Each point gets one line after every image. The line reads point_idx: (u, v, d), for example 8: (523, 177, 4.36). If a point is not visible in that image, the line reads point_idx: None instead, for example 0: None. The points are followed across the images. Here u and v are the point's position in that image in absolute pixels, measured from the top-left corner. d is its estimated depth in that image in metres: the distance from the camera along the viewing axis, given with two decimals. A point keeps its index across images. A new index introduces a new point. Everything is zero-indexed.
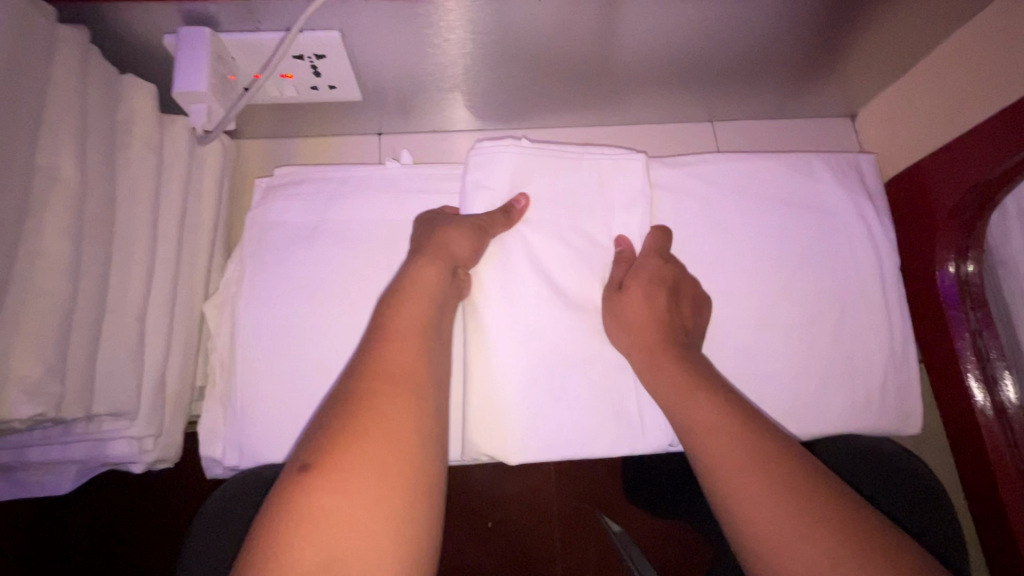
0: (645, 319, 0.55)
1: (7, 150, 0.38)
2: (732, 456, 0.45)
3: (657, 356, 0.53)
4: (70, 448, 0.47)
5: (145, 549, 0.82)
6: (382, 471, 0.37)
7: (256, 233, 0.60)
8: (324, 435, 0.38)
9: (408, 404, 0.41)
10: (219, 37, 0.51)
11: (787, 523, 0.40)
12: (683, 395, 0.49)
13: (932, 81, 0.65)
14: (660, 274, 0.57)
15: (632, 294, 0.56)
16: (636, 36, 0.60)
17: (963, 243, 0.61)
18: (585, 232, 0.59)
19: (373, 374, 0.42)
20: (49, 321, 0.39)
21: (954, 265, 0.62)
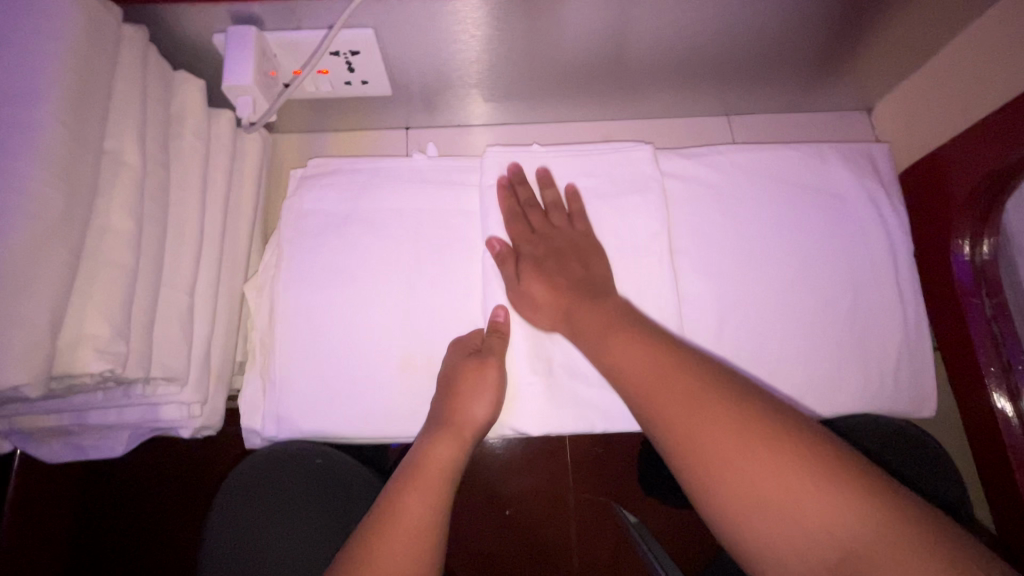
0: (540, 274, 0.57)
1: (83, 135, 0.42)
2: (660, 387, 0.45)
3: (568, 299, 0.55)
4: (127, 411, 0.52)
5: (186, 523, 0.87)
6: (412, 550, 0.44)
7: (292, 218, 0.64)
8: (378, 511, 0.47)
9: (435, 486, 0.49)
10: (264, 36, 0.55)
11: (726, 437, 0.40)
12: (586, 317, 0.54)
13: (947, 74, 0.66)
14: (527, 226, 0.60)
15: (528, 249, 0.59)
16: (654, 31, 0.63)
17: (977, 227, 0.62)
18: (504, 178, 0.63)
19: (417, 460, 0.51)
20: (118, 287, 0.43)
21: (968, 244, 0.63)
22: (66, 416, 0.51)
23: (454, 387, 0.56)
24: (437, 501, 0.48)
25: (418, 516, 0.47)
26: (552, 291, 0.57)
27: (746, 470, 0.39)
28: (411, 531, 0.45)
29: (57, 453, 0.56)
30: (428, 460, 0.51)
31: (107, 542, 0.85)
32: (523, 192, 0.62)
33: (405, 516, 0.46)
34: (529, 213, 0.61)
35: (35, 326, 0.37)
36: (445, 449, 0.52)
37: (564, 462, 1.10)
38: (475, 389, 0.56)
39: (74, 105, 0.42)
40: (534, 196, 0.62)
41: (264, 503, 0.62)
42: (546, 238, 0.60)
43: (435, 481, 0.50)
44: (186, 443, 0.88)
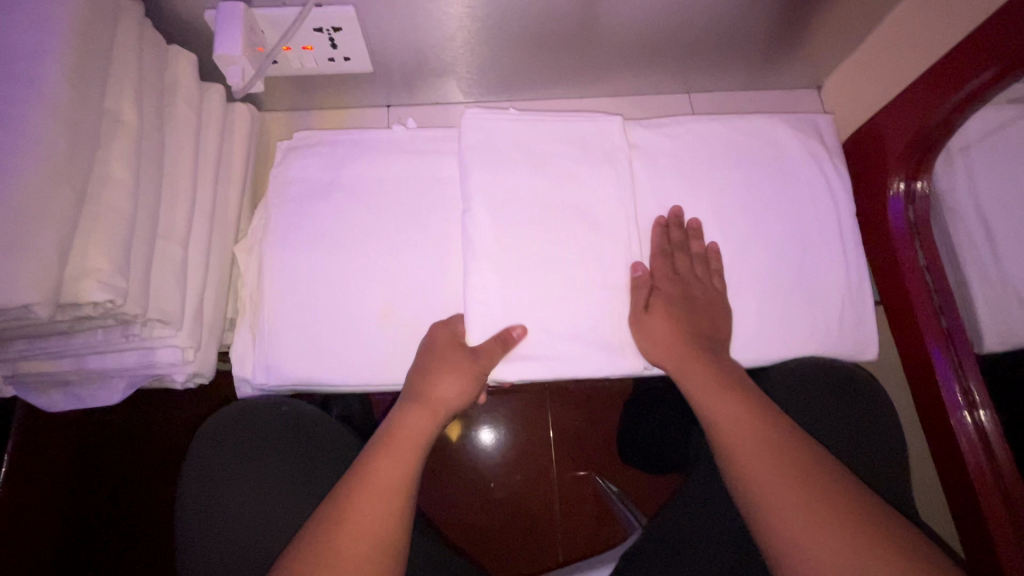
0: (666, 310, 0.63)
1: (86, 93, 0.46)
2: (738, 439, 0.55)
3: (682, 342, 0.62)
4: (125, 356, 0.55)
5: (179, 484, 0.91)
6: (381, 511, 0.50)
7: (279, 186, 0.69)
8: (354, 478, 0.53)
9: (405, 454, 0.55)
10: (252, 12, 0.60)
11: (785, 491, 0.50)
12: (699, 378, 0.60)
13: (881, 48, 0.72)
14: (671, 265, 0.66)
15: (664, 286, 0.65)
16: (613, 12, 0.68)
17: (913, 169, 0.68)
18: (661, 217, 0.68)
19: (392, 430, 0.57)
20: (117, 228, 0.47)
21: (903, 183, 0.69)
22: (66, 360, 0.54)
23: (430, 365, 0.61)
24: (407, 468, 0.54)
25: (388, 481, 0.52)
26: (673, 332, 0.62)
27: (794, 521, 0.49)
28: (382, 496, 0.51)
29: (57, 401, 0.60)
30: (400, 432, 0.57)
31: (103, 505, 0.89)
32: (676, 233, 0.68)
33: (376, 479, 0.52)
34: (677, 254, 0.66)
35: (46, 254, 0.41)
36: (417, 421, 0.58)
37: (547, 435, 1.13)
38: (447, 367, 0.60)
39: (77, 63, 0.46)
40: (684, 241, 0.68)
41: (233, 447, 0.66)
42: (686, 279, 0.66)
43: (406, 450, 0.55)
44: (177, 409, 0.91)
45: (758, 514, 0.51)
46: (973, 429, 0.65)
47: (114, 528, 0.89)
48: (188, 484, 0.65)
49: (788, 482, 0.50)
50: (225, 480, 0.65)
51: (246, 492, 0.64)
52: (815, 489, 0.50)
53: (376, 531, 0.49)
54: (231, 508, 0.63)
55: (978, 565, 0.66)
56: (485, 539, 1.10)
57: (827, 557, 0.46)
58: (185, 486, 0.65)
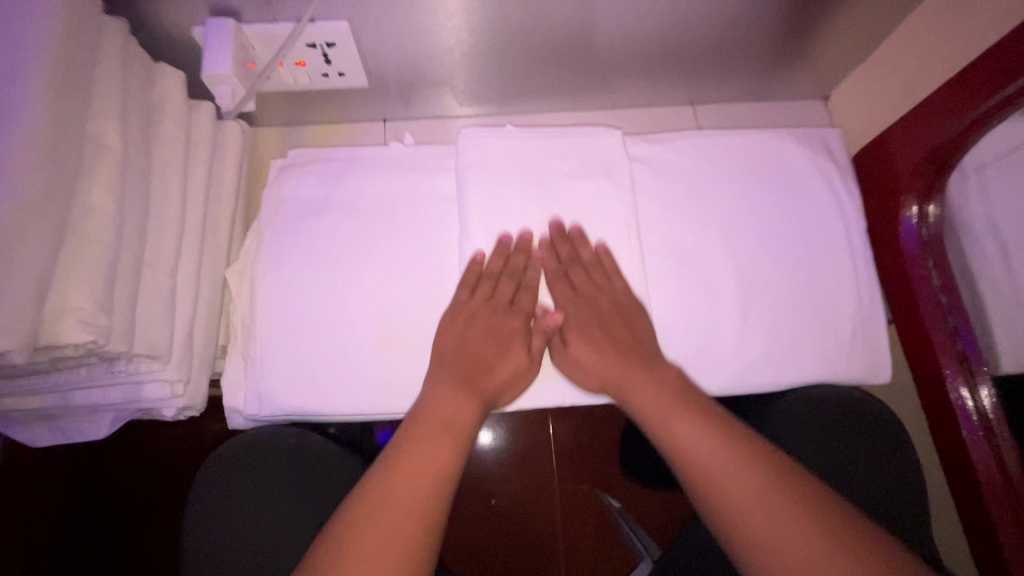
0: (585, 341, 0.61)
1: (65, 118, 0.44)
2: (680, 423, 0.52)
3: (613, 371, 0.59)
4: (111, 391, 0.53)
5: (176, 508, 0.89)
6: (416, 494, 0.46)
7: (272, 205, 0.66)
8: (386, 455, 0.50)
9: (440, 434, 0.51)
10: (242, 28, 0.58)
11: (727, 467, 0.48)
12: (636, 384, 0.57)
13: (890, 63, 0.71)
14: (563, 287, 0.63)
15: (567, 314, 0.63)
16: (616, 23, 0.66)
17: (926, 189, 0.66)
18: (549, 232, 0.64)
19: (424, 405, 0.54)
20: (102, 263, 0.45)
21: (916, 206, 0.67)
22: (50, 395, 0.52)
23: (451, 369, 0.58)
24: (445, 447, 0.50)
25: (422, 463, 0.49)
26: (594, 358, 0.60)
27: (746, 497, 0.46)
28: (417, 478, 0.47)
29: (42, 436, 0.57)
30: (434, 407, 0.54)
31: (99, 531, 0.87)
32: (560, 248, 0.64)
33: (410, 460, 0.49)
34: (564, 272, 0.63)
35: (21, 297, 0.39)
36: (450, 399, 0.54)
37: (548, 449, 1.12)
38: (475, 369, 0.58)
39: (56, 88, 0.43)
40: (577, 253, 0.64)
41: (237, 476, 0.64)
42: (586, 297, 0.63)
43: (440, 428, 0.52)
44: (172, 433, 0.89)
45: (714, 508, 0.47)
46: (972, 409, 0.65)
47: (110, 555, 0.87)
48: (193, 514, 0.63)
49: (740, 463, 0.48)
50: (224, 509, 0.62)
51: (247, 524, 0.61)
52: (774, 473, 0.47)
53: (405, 514, 0.45)
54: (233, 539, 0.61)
55: None
56: (486, 557, 1.08)
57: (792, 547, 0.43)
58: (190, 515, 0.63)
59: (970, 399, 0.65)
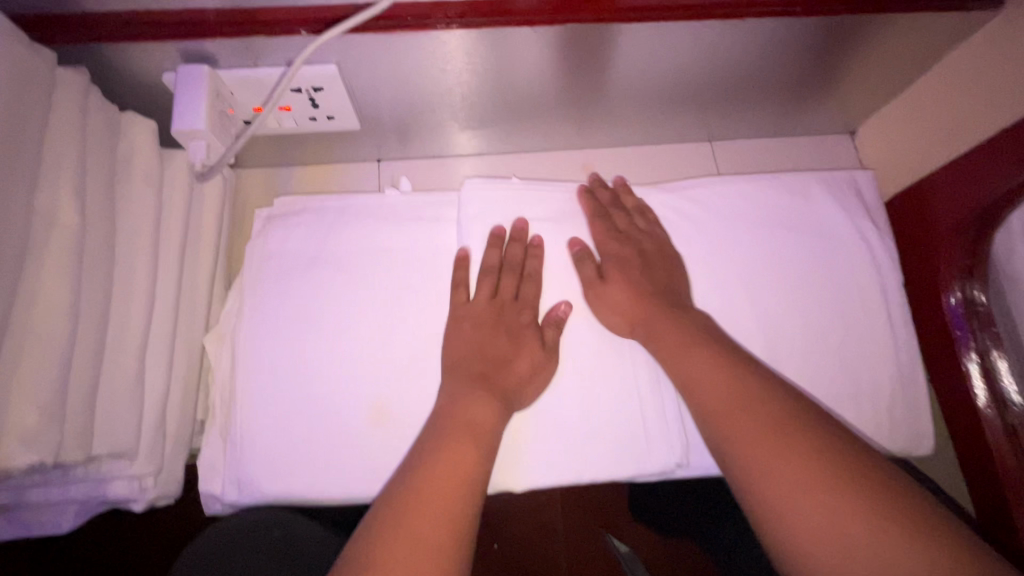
0: (623, 276, 0.55)
1: (8, 196, 0.38)
2: (729, 410, 0.43)
3: (649, 306, 0.53)
4: (71, 489, 0.47)
5: None
6: (445, 509, 0.39)
7: (256, 262, 0.61)
8: (410, 464, 0.43)
9: (467, 439, 0.44)
10: (218, 75, 0.52)
11: (750, 430, 0.41)
12: (666, 330, 0.51)
13: (927, 104, 0.65)
14: (607, 225, 0.60)
15: (609, 250, 0.58)
16: (632, 60, 0.60)
17: (967, 263, 0.60)
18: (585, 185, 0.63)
19: (452, 407, 0.47)
20: (50, 365, 0.39)
21: (959, 294, 0.61)
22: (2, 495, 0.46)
23: (424, 452, 0.43)
24: (473, 456, 0.43)
25: (451, 473, 0.41)
26: (633, 300, 0.54)
27: (772, 460, 0.39)
28: (446, 492, 0.40)
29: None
30: (467, 410, 0.47)
31: None
32: (604, 195, 0.62)
33: (440, 466, 0.41)
34: (614, 213, 0.61)
35: None
36: (479, 398, 0.47)
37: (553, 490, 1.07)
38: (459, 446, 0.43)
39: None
40: (620, 201, 0.62)
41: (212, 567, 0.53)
42: (628, 238, 0.59)
43: (468, 432, 0.45)
44: None
45: (733, 473, 0.40)
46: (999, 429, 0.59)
47: None
48: None
49: (762, 428, 0.41)
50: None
51: None
52: (811, 443, 0.39)
53: (439, 534, 0.37)
54: None
55: None
56: None
57: (817, 526, 0.36)
58: None
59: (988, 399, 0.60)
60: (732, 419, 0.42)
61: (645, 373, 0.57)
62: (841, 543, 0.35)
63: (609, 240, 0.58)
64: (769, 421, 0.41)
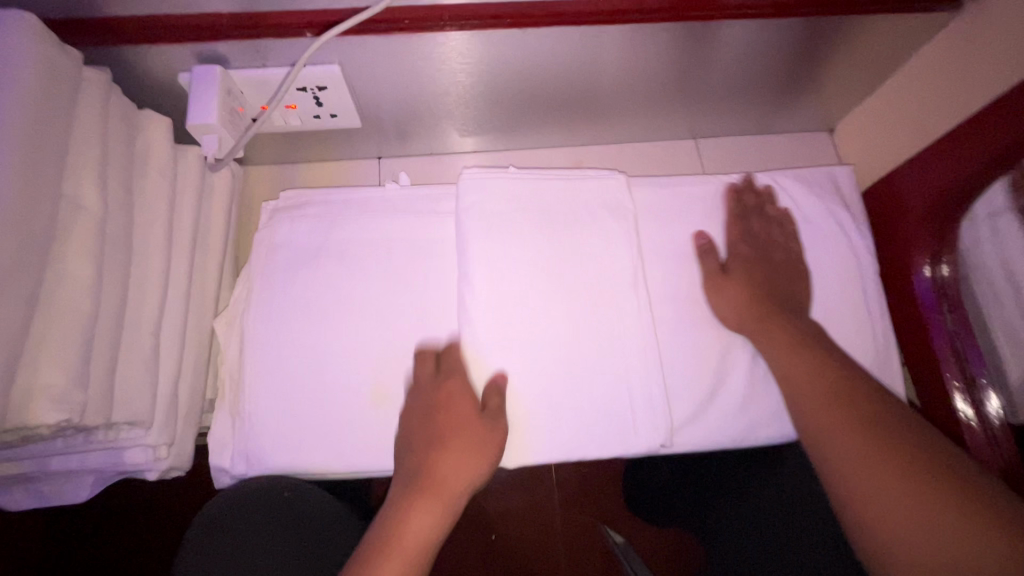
0: (746, 275, 0.61)
1: (39, 180, 0.42)
2: (827, 407, 0.48)
3: (759, 308, 0.58)
4: (90, 457, 0.50)
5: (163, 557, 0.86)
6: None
7: (263, 251, 0.64)
8: (378, 529, 0.47)
9: (436, 507, 0.48)
10: (230, 74, 0.56)
11: (849, 431, 0.45)
12: (771, 331, 0.55)
13: (901, 99, 0.69)
14: (744, 229, 0.65)
15: (739, 250, 0.63)
16: (617, 61, 0.64)
17: (937, 245, 0.63)
18: (733, 186, 0.68)
19: (429, 463, 0.50)
20: (75, 333, 0.42)
21: (929, 266, 0.64)
22: (25, 463, 0.50)
23: (433, 444, 0.51)
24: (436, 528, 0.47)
25: (414, 544, 0.46)
26: (745, 296, 0.59)
27: (872, 457, 0.43)
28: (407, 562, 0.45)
29: (18, 501, 0.55)
30: (443, 472, 0.49)
31: None
32: (750, 198, 0.67)
33: (408, 535, 0.46)
34: (755, 218, 0.66)
35: None
36: (458, 460, 0.50)
37: (548, 480, 1.09)
38: (465, 443, 0.51)
39: (30, 152, 0.41)
40: (761, 205, 0.67)
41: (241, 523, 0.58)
42: (756, 242, 0.64)
43: (443, 495, 0.48)
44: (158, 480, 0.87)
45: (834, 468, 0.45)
46: (972, 410, 0.61)
47: None
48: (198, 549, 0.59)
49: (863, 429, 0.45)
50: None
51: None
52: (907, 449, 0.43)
53: None
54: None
55: None
56: None
57: (913, 521, 0.40)
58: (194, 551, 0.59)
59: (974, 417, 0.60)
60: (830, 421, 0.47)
61: (631, 354, 0.59)
62: (935, 535, 0.39)
63: (741, 241, 0.64)
64: (860, 415, 0.46)
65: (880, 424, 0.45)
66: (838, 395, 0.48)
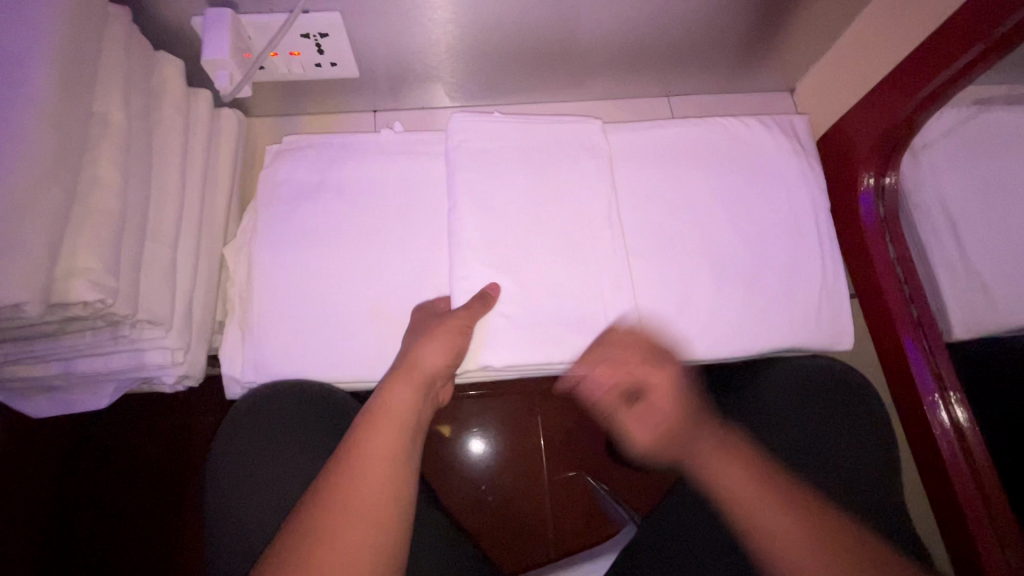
0: (648, 414, 0.59)
1: (75, 94, 0.47)
2: (730, 479, 0.53)
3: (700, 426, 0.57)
4: (113, 358, 0.55)
5: (166, 490, 0.89)
6: (370, 507, 0.45)
7: (267, 187, 0.69)
8: (331, 475, 0.47)
9: (390, 440, 0.50)
10: (240, 19, 0.61)
11: (757, 499, 0.51)
12: (682, 434, 0.57)
13: (849, 53, 0.76)
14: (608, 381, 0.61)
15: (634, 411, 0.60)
16: (594, 18, 0.70)
17: (882, 165, 0.71)
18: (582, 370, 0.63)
19: (373, 411, 0.52)
20: (106, 228, 0.48)
21: (873, 179, 0.72)
22: (53, 365, 0.54)
23: (414, 341, 0.58)
24: (393, 457, 0.49)
25: (376, 465, 0.48)
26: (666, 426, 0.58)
27: (782, 526, 0.49)
28: (372, 488, 0.46)
29: (42, 408, 0.59)
30: (385, 406, 0.53)
31: (87, 514, 0.88)
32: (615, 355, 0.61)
33: (364, 464, 0.48)
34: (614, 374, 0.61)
35: (35, 253, 0.42)
36: (399, 402, 0.53)
37: (535, 431, 1.08)
38: (432, 335, 0.58)
39: (67, 68, 0.46)
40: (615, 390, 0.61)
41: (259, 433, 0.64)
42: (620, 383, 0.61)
43: (392, 428, 0.51)
44: (161, 417, 0.91)
45: (754, 540, 0.50)
46: (949, 425, 0.67)
47: (99, 539, 0.87)
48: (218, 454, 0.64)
49: (769, 497, 0.51)
50: (251, 463, 0.63)
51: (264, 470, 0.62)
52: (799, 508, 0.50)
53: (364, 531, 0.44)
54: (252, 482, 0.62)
55: (952, 544, 0.68)
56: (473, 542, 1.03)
57: None
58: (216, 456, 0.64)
59: (946, 414, 0.67)
60: (741, 485, 0.52)
61: (605, 274, 0.65)
62: None
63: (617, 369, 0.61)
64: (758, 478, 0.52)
65: (778, 485, 0.52)
66: (747, 460, 0.54)
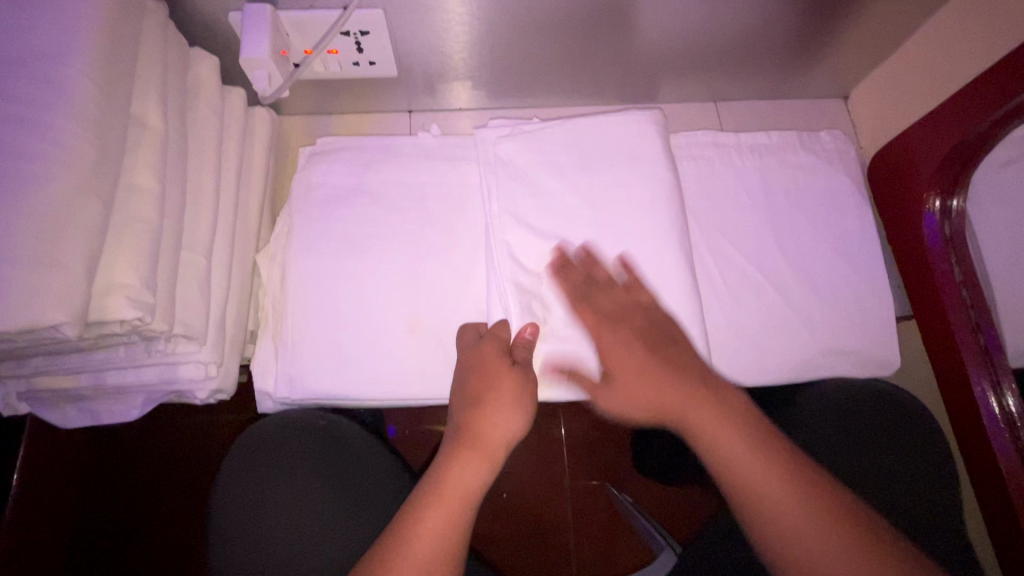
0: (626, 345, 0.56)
1: (113, 98, 0.44)
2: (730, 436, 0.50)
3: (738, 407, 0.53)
4: (146, 371, 0.53)
5: (194, 489, 0.89)
6: None
7: (302, 191, 0.66)
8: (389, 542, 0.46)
9: (450, 513, 0.48)
10: (278, 14, 0.58)
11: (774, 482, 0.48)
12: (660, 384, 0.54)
13: (915, 62, 0.71)
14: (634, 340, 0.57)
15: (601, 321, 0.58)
16: (650, 18, 0.66)
17: (948, 186, 0.67)
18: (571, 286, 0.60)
19: (439, 479, 0.50)
20: (143, 239, 0.45)
21: (938, 201, 0.68)
22: (84, 377, 0.52)
23: (486, 397, 0.54)
24: (453, 533, 0.47)
25: (432, 543, 0.46)
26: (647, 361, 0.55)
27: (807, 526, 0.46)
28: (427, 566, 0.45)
29: (71, 418, 0.57)
30: (452, 476, 0.50)
31: (114, 514, 0.87)
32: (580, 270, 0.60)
33: (421, 539, 0.46)
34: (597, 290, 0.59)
35: (72, 268, 0.39)
36: (467, 469, 0.50)
37: (559, 440, 1.04)
38: (501, 402, 0.53)
39: (107, 69, 0.44)
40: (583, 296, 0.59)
41: (284, 457, 0.62)
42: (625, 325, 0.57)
43: (455, 501, 0.48)
44: (187, 419, 0.90)
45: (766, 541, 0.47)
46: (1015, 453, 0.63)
47: (126, 539, 0.87)
48: (237, 457, 0.62)
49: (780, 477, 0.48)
50: (266, 482, 0.61)
51: (281, 490, 0.61)
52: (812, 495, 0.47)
53: None
54: (268, 499, 0.60)
55: None
56: (494, 549, 1.01)
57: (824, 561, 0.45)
58: (235, 458, 0.62)
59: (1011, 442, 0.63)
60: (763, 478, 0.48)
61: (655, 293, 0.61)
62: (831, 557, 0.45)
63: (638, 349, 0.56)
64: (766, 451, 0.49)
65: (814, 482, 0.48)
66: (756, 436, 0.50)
